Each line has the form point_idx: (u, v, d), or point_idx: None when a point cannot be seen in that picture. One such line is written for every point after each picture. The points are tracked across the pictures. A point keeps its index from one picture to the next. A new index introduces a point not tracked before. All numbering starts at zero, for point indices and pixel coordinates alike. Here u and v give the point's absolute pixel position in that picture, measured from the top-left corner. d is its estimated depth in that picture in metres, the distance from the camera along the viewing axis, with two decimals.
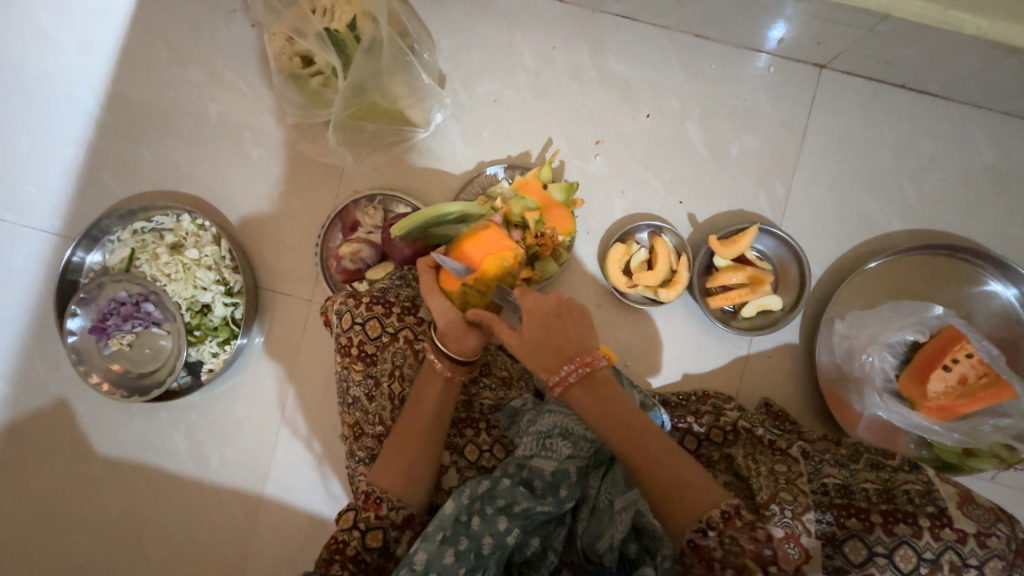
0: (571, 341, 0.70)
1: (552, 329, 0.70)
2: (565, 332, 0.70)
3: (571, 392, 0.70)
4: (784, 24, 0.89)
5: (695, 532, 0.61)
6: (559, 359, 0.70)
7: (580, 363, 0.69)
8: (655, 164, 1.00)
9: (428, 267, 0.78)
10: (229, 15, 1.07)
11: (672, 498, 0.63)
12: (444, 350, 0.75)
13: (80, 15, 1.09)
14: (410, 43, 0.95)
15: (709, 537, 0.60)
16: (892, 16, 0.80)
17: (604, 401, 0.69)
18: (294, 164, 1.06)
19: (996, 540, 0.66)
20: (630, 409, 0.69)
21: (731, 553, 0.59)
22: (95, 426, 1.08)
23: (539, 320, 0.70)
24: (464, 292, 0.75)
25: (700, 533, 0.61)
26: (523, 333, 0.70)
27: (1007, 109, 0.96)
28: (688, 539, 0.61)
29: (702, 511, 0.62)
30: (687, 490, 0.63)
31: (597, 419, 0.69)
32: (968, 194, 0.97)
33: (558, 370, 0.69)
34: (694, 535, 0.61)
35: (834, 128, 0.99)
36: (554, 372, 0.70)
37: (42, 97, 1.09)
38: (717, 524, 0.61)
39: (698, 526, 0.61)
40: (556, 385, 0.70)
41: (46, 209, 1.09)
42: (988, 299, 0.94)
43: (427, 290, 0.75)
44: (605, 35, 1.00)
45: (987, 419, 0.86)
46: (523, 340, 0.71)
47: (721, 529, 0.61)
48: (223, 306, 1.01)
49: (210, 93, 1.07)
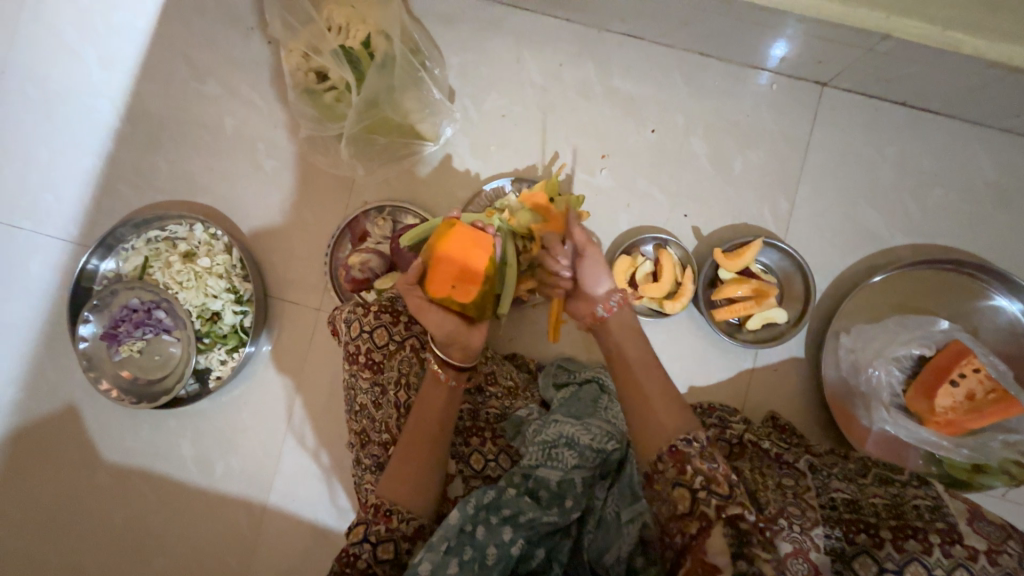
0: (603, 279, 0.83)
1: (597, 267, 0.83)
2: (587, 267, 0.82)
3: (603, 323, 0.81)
4: (783, 42, 0.91)
5: (680, 440, 0.65)
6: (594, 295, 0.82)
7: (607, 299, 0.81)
8: (660, 178, 1.01)
9: (411, 286, 0.79)
10: (247, 32, 1.10)
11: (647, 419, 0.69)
12: (446, 360, 0.77)
13: (104, 31, 1.13)
14: (422, 59, 1.00)
15: (692, 445, 0.64)
16: (892, 37, 0.81)
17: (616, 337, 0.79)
18: (306, 175, 1.08)
19: (1007, 557, 0.65)
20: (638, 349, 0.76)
21: (707, 462, 0.63)
22: (102, 433, 1.08)
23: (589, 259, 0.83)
24: (449, 299, 0.78)
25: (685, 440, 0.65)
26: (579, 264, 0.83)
27: (1007, 127, 0.97)
28: (672, 445, 0.65)
29: (690, 427, 0.67)
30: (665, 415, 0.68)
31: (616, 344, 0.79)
32: (971, 209, 0.98)
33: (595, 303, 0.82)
34: (677, 441, 0.65)
35: (837, 144, 1.00)
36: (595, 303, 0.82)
37: (63, 110, 1.13)
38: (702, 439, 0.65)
39: (684, 435, 0.65)
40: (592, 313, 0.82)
41: (63, 218, 1.12)
42: (994, 314, 0.94)
43: (422, 309, 0.79)
44: (610, 53, 1.03)
45: (996, 434, 0.86)
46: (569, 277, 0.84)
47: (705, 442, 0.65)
48: (232, 314, 1.03)
49: (226, 106, 1.10)
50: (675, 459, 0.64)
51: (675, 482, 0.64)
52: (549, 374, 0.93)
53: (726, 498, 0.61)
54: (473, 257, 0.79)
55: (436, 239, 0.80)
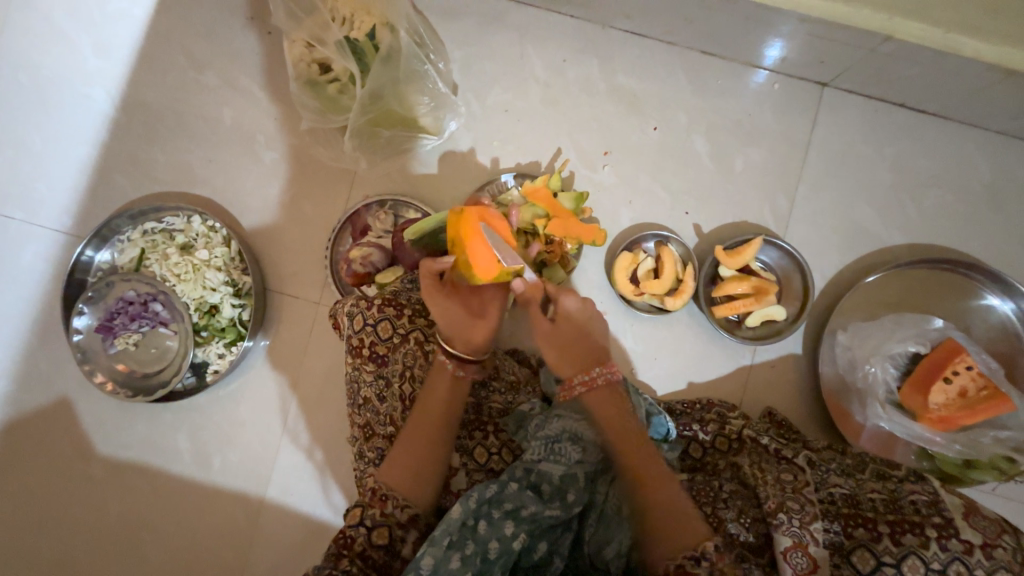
0: (594, 351, 0.82)
1: (582, 332, 0.83)
2: (588, 342, 0.83)
3: (592, 396, 0.80)
4: (780, 42, 0.92)
5: (687, 559, 0.65)
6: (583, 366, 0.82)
7: (601, 376, 0.81)
8: (662, 175, 1.02)
9: (431, 273, 0.80)
10: (246, 22, 1.09)
11: (665, 526, 0.68)
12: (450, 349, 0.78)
13: (99, 19, 1.10)
14: (427, 52, 0.98)
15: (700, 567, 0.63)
16: (894, 38, 0.82)
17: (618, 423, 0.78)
18: (306, 167, 1.07)
19: (1002, 552, 0.66)
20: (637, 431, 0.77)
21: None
22: (96, 427, 1.07)
23: (574, 319, 0.83)
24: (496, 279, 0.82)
25: (693, 560, 0.64)
26: (559, 326, 0.83)
27: (1002, 129, 0.99)
28: (678, 564, 0.64)
29: (697, 541, 0.66)
30: (678, 520, 0.68)
31: (613, 424, 0.78)
32: (966, 210, 1.00)
33: (582, 376, 0.81)
34: (685, 562, 0.64)
35: (836, 144, 1.01)
36: (580, 373, 0.81)
37: (57, 98, 1.11)
38: (710, 556, 0.64)
39: (690, 554, 0.65)
40: (578, 383, 0.81)
41: (56, 209, 1.10)
42: (987, 314, 0.96)
43: (430, 295, 0.79)
44: (614, 50, 1.03)
45: (987, 431, 0.88)
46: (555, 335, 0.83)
47: (714, 561, 0.64)
48: (230, 307, 1.02)
49: (225, 97, 1.09)
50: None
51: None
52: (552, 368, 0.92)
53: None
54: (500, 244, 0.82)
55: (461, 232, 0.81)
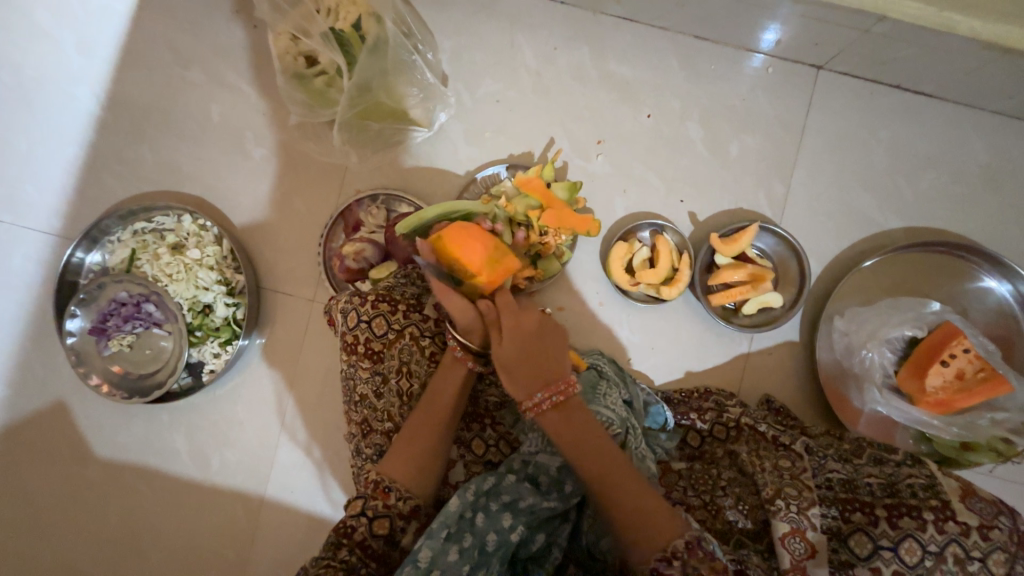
0: (548, 364, 0.72)
1: (529, 349, 0.72)
2: (543, 356, 0.72)
3: (544, 416, 0.71)
4: (777, 26, 0.91)
5: (660, 560, 0.63)
6: (537, 381, 0.71)
7: (556, 389, 0.71)
8: (656, 164, 1.01)
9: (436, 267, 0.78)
10: (231, 16, 1.07)
11: (635, 532, 0.65)
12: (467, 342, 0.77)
13: (81, 15, 1.08)
14: (415, 43, 0.96)
15: (673, 568, 0.62)
16: (888, 18, 0.80)
17: (575, 431, 0.70)
18: (296, 163, 1.06)
19: (999, 532, 0.66)
20: (594, 432, 0.71)
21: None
22: (93, 428, 1.07)
23: (518, 335, 0.72)
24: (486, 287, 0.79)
25: (664, 563, 0.63)
26: (502, 348, 0.72)
27: (998, 109, 0.98)
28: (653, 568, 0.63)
29: (668, 539, 0.64)
30: (649, 523, 0.65)
31: (565, 442, 0.70)
32: (962, 192, 0.99)
33: (534, 395, 0.71)
34: (659, 564, 0.63)
35: (832, 127, 1.00)
36: (529, 396, 0.71)
37: (41, 97, 1.09)
38: (682, 555, 0.63)
39: (663, 555, 0.63)
40: (529, 408, 0.71)
41: (45, 211, 1.09)
42: (984, 296, 0.96)
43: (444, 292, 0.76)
44: (606, 36, 1.01)
45: (984, 413, 0.88)
46: (501, 354, 0.72)
47: (684, 560, 0.63)
48: (224, 306, 1.01)
49: (212, 93, 1.07)
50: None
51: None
52: None
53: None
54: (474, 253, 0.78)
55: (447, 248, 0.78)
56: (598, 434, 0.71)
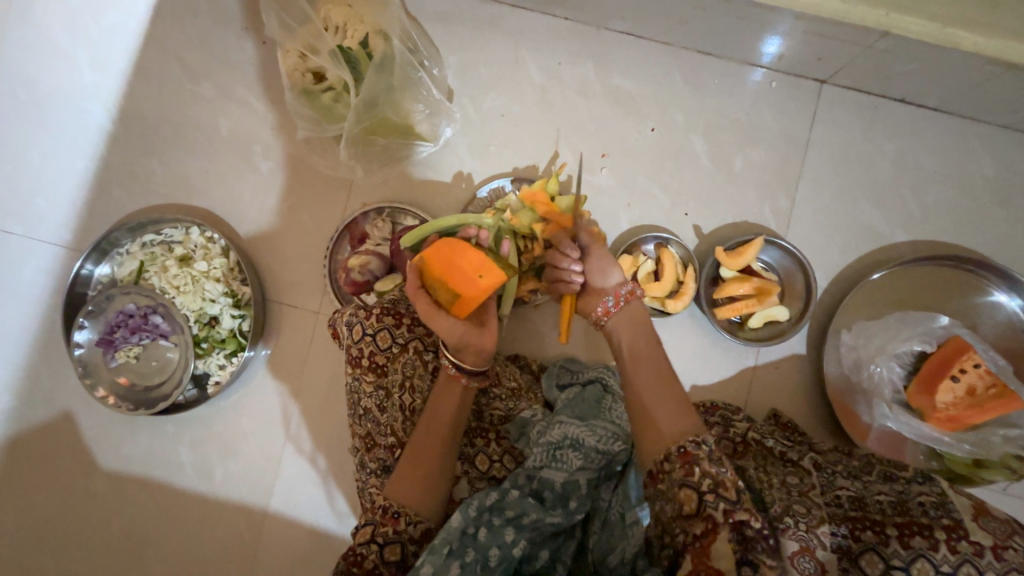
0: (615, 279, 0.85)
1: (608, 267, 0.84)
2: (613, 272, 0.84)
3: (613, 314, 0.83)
4: (776, 40, 0.91)
5: (686, 442, 0.68)
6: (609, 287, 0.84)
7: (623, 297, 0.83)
8: (661, 177, 1.01)
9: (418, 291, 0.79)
10: (241, 33, 1.09)
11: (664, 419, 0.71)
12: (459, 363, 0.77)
13: (94, 33, 1.11)
14: (421, 59, 0.99)
15: (701, 452, 0.66)
16: (891, 34, 0.81)
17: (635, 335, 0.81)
18: (303, 176, 1.07)
19: (1013, 553, 0.64)
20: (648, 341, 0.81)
21: (715, 466, 0.66)
22: (98, 439, 1.07)
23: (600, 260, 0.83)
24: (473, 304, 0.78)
25: (694, 444, 0.67)
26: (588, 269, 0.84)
27: (1004, 122, 0.97)
28: (680, 446, 0.68)
29: (698, 430, 0.69)
30: (677, 417, 0.71)
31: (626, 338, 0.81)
32: (969, 205, 0.99)
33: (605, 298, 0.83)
34: (681, 444, 0.68)
35: (836, 141, 1.00)
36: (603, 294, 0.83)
37: (54, 112, 1.11)
38: (710, 445, 0.67)
39: (690, 440, 0.68)
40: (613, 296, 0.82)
41: (56, 223, 1.10)
42: (995, 311, 0.95)
43: (430, 316, 0.77)
44: (610, 52, 1.02)
45: (997, 430, 0.86)
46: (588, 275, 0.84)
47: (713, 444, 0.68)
48: (230, 318, 1.02)
49: (221, 108, 1.09)
50: (682, 462, 0.67)
51: (681, 482, 0.66)
52: (552, 374, 0.92)
53: (733, 502, 0.63)
54: (457, 271, 0.77)
55: (434, 269, 0.78)
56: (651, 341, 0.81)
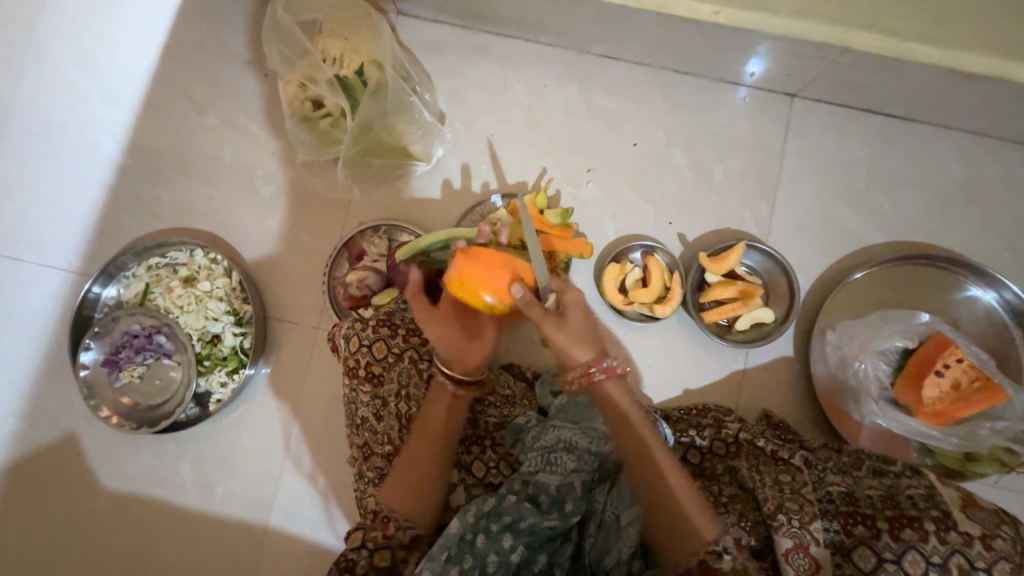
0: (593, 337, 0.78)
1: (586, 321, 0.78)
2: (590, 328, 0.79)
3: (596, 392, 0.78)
4: (761, 59, 0.96)
5: (709, 554, 0.66)
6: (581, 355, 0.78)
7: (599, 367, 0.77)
8: (644, 188, 1.05)
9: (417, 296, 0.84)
10: (245, 67, 1.16)
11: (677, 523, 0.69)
12: (448, 371, 0.79)
13: (107, 71, 1.18)
14: (413, 85, 1.04)
15: (723, 561, 0.65)
16: (851, 50, 0.86)
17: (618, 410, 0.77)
18: (302, 198, 1.12)
19: (1001, 541, 0.66)
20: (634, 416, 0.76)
21: None
22: (101, 460, 1.08)
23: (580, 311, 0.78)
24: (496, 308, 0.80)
25: (716, 554, 0.66)
26: (568, 317, 0.77)
27: (968, 128, 1.02)
28: (701, 560, 0.66)
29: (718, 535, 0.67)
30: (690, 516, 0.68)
31: (617, 418, 0.77)
32: (941, 206, 1.03)
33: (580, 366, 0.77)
34: (706, 556, 0.66)
35: (810, 150, 1.05)
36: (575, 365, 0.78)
37: (67, 145, 1.17)
38: (732, 551, 0.66)
39: (712, 550, 0.66)
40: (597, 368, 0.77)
41: (66, 249, 1.14)
42: (973, 305, 0.98)
43: (425, 320, 0.82)
44: (592, 74, 1.08)
45: (984, 422, 0.88)
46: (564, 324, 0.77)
47: (736, 554, 0.66)
48: (232, 335, 1.05)
49: (225, 137, 1.15)
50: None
51: None
52: (545, 380, 0.93)
53: None
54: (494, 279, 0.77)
55: (471, 273, 0.78)
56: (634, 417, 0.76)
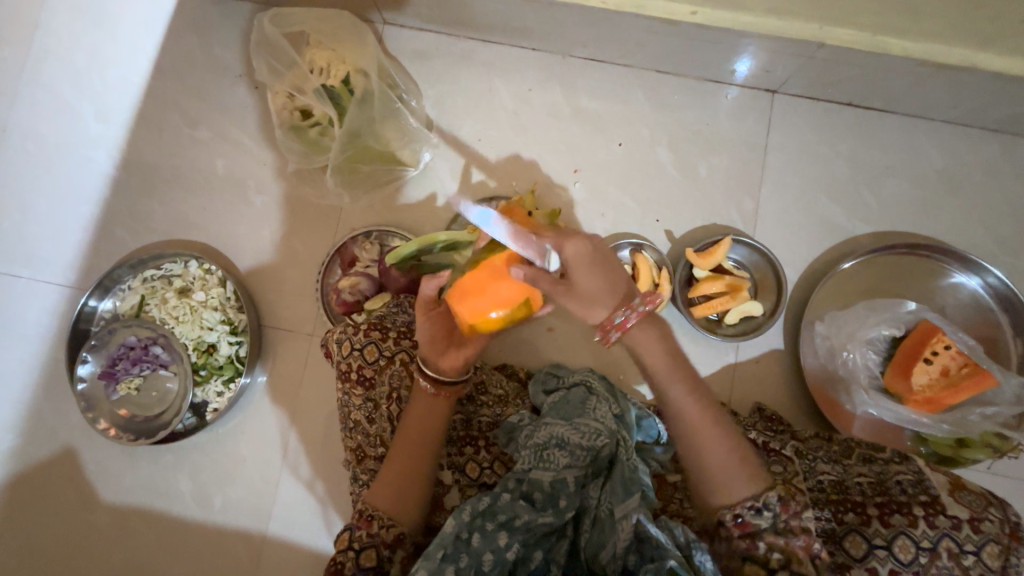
0: (620, 288, 0.72)
1: (598, 265, 0.71)
2: (613, 275, 0.72)
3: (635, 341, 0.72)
4: (749, 59, 0.98)
5: (746, 508, 0.66)
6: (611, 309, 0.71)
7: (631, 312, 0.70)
8: (631, 187, 1.07)
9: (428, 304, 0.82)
10: (236, 80, 1.18)
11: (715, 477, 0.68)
12: (426, 371, 0.78)
13: (100, 88, 1.20)
14: (399, 93, 1.07)
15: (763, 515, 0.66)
16: (827, 45, 0.88)
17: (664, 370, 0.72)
18: (294, 207, 1.13)
19: (990, 524, 0.67)
20: (679, 374, 0.72)
21: (782, 536, 0.66)
22: (99, 473, 1.09)
23: (586, 261, 0.70)
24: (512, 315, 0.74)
25: (753, 510, 0.66)
26: (578, 278, 0.70)
27: (947, 119, 1.04)
28: (736, 514, 0.67)
29: (757, 492, 0.67)
30: (729, 472, 0.68)
31: (660, 374, 0.72)
32: (925, 196, 1.04)
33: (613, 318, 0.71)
34: (744, 511, 0.66)
35: (793, 144, 1.07)
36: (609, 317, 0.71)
37: (62, 162, 1.19)
38: (773, 505, 0.66)
39: (751, 505, 0.66)
40: (614, 327, 0.71)
41: (62, 265, 1.16)
42: (958, 292, 0.99)
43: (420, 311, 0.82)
44: (576, 76, 1.10)
45: (975, 408, 0.88)
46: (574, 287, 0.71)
47: (778, 512, 0.66)
48: (228, 344, 1.06)
49: (217, 149, 1.16)
50: (741, 527, 0.67)
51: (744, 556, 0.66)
52: (538, 380, 0.94)
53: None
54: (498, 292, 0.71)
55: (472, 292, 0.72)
56: (679, 374, 0.71)
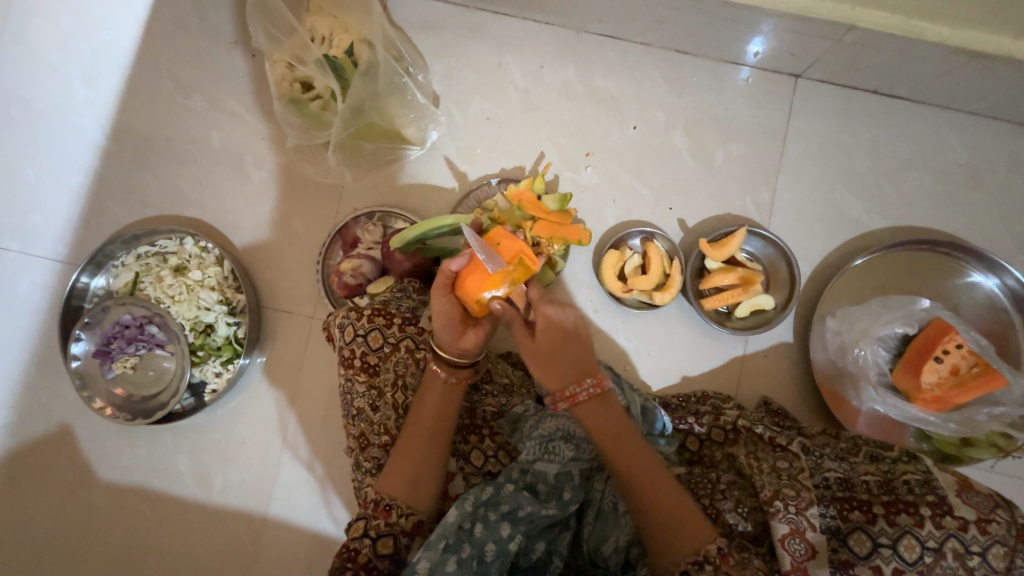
0: (580, 359, 0.74)
1: (563, 342, 0.74)
2: (577, 348, 0.74)
3: (580, 409, 0.73)
4: (760, 39, 0.94)
5: (691, 563, 0.64)
6: (570, 378, 0.74)
7: (591, 382, 0.73)
8: (644, 173, 1.03)
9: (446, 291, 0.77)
10: (230, 46, 1.11)
11: (665, 533, 0.66)
12: (444, 357, 0.77)
13: (87, 52, 1.13)
14: (405, 66, 1.02)
15: (704, 571, 0.62)
16: (858, 27, 0.83)
17: (611, 424, 0.72)
18: (293, 184, 1.09)
19: (997, 526, 0.67)
20: (625, 425, 0.73)
21: None
22: (95, 451, 1.07)
23: (554, 332, 0.74)
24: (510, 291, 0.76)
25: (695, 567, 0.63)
26: (538, 342, 0.74)
27: (974, 109, 1.00)
28: (683, 570, 0.64)
29: (699, 543, 0.65)
30: (682, 526, 0.66)
31: (606, 430, 0.72)
32: (945, 190, 1.01)
33: (570, 387, 0.73)
34: (689, 568, 0.63)
35: (813, 132, 1.03)
36: (568, 387, 0.73)
37: (48, 129, 1.13)
38: (714, 559, 0.63)
39: (693, 558, 0.64)
40: (562, 400, 0.73)
41: (52, 238, 1.12)
42: (973, 291, 0.97)
43: (437, 289, 0.77)
44: (590, 54, 1.05)
45: (982, 408, 0.88)
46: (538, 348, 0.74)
47: (718, 565, 0.63)
48: (225, 325, 1.03)
49: (212, 120, 1.11)
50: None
51: None
52: None
53: None
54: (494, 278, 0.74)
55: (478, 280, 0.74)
56: (624, 427, 0.73)
